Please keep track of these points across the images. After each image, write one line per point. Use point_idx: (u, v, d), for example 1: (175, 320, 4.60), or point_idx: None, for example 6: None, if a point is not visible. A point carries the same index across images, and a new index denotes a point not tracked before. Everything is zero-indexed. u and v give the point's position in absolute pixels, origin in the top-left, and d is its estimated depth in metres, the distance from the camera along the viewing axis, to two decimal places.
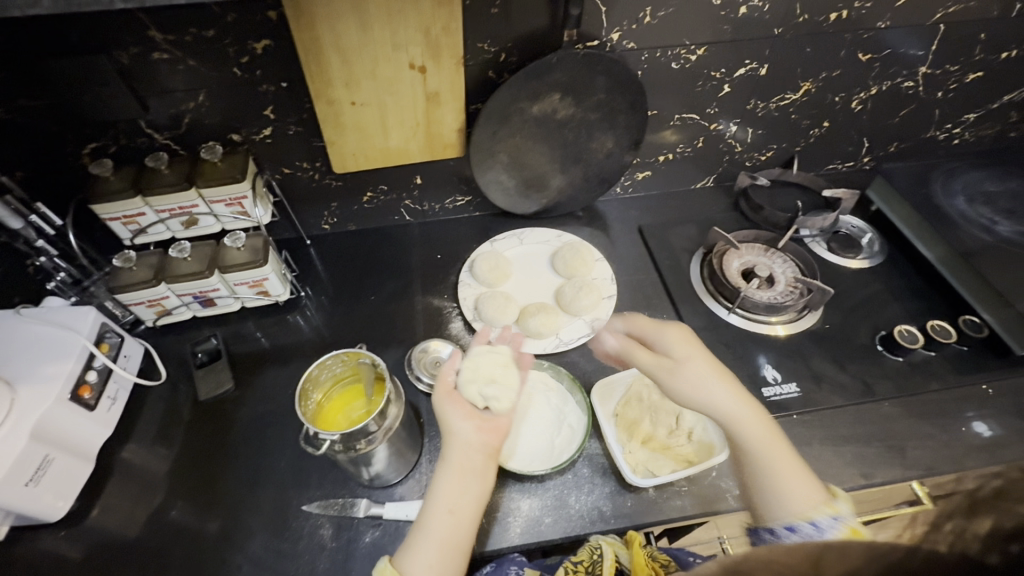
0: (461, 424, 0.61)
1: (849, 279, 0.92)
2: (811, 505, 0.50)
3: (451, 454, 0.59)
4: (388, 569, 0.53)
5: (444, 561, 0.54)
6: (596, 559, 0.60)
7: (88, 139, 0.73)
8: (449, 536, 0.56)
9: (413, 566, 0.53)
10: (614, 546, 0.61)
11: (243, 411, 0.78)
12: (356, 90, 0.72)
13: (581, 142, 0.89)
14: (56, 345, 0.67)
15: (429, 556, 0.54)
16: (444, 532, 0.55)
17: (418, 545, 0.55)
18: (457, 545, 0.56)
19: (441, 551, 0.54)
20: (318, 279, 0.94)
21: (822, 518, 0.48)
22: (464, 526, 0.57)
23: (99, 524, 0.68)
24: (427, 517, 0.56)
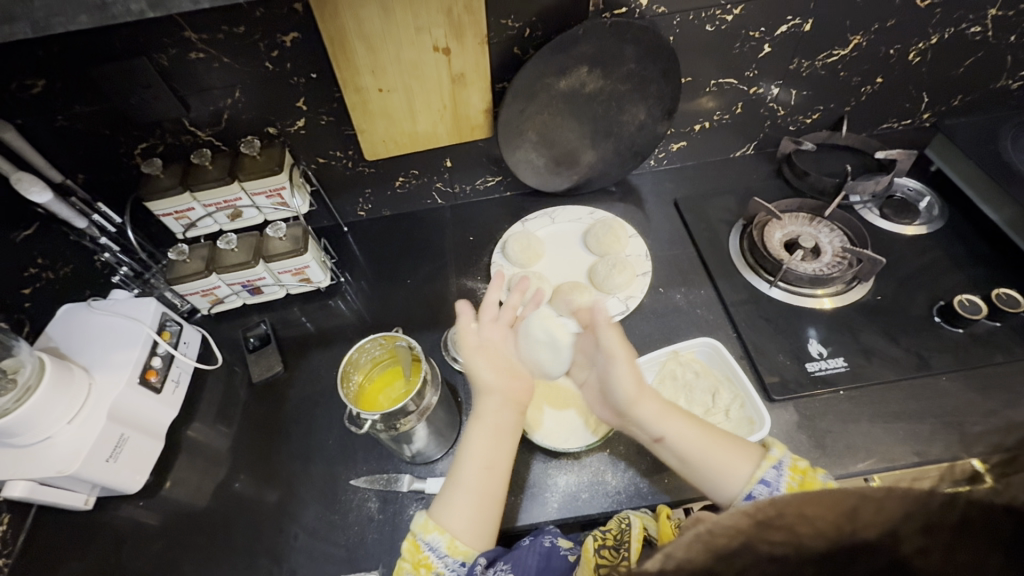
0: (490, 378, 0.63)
1: (903, 247, 0.86)
2: (754, 465, 0.56)
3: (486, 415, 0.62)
4: (429, 524, 0.56)
5: (479, 511, 0.57)
6: (624, 528, 0.58)
7: (138, 140, 0.77)
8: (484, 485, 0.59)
9: (456, 521, 0.56)
10: (642, 519, 0.60)
11: (293, 392, 0.82)
12: (382, 77, 0.73)
13: (612, 115, 0.86)
14: (124, 334, 0.73)
15: (466, 508, 0.57)
16: (481, 484, 0.58)
17: (459, 497, 0.57)
18: (491, 494, 0.59)
19: (477, 499, 0.58)
20: (356, 265, 0.97)
21: (766, 474, 0.55)
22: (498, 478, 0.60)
23: (172, 496, 0.74)
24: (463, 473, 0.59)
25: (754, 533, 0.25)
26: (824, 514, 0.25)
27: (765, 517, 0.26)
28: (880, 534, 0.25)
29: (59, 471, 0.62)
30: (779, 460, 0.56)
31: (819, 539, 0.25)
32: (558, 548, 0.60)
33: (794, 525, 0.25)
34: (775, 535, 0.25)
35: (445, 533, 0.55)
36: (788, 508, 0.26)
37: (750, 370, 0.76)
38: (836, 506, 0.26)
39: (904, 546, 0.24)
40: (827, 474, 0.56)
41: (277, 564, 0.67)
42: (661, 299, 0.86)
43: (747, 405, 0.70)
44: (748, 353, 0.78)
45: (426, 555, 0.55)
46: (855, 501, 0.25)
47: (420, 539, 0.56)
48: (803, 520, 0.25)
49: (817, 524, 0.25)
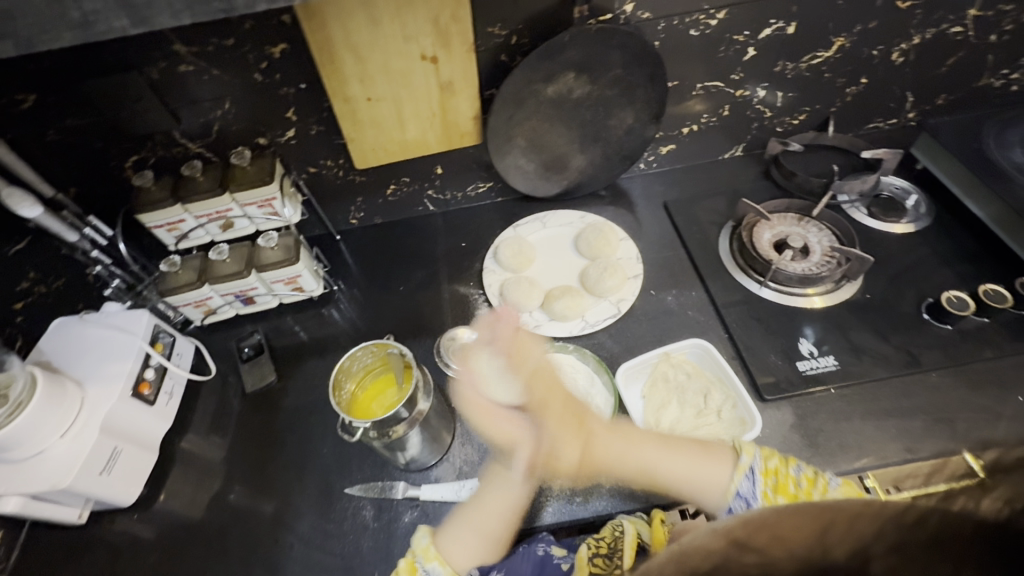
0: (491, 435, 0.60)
1: (892, 245, 0.87)
2: (727, 478, 0.57)
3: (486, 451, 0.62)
4: (429, 550, 0.57)
5: (482, 546, 0.58)
6: (617, 536, 0.60)
7: (130, 152, 0.78)
8: (489, 524, 0.59)
9: (457, 554, 0.57)
10: (635, 524, 0.61)
11: (287, 401, 0.82)
12: (371, 86, 0.74)
13: (600, 120, 0.87)
14: (116, 347, 0.73)
15: (470, 542, 0.58)
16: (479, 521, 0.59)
17: (459, 532, 0.58)
18: (495, 531, 0.59)
19: (481, 536, 0.58)
20: (349, 273, 0.97)
21: (739, 486, 0.56)
22: (502, 519, 0.60)
23: (167, 508, 0.74)
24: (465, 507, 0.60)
25: (730, 553, 0.24)
26: (796, 534, 0.23)
27: (740, 536, 0.24)
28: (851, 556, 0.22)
29: (53, 484, 0.62)
30: (750, 468, 0.57)
31: (792, 562, 0.23)
32: (552, 557, 0.60)
33: (768, 546, 0.23)
34: (749, 557, 0.23)
35: (444, 563, 0.56)
36: (763, 529, 0.24)
37: (742, 371, 0.77)
38: (810, 524, 0.23)
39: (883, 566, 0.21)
40: (798, 463, 0.58)
41: (272, 575, 0.67)
42: (653, 302, 0.86)
43: (739, 405, 0.70)
44: (739, 353, 0.78)
45: None
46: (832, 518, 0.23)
47: (418, 563, 0.57)
48: (778, 542, 0.23)
49: (789, 545, 0.23)
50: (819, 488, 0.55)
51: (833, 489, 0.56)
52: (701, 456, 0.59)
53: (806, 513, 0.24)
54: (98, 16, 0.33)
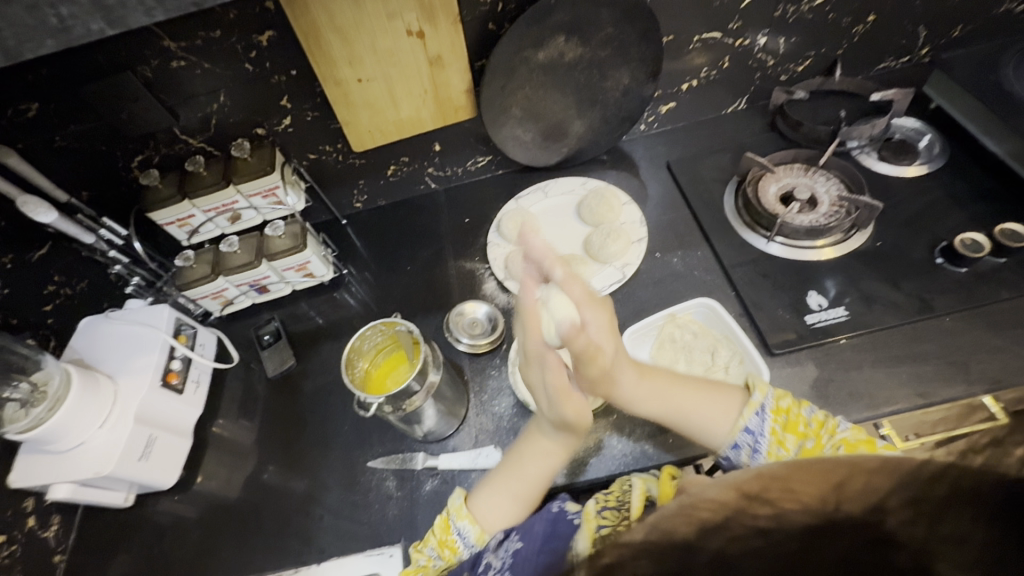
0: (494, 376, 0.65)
1: (904, 189, 0.85)
2: (735, 414, 0.60)
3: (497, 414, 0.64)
4: (462, 510, 0.62)
5: (512, 505, 0.61)
6: (625, 490, 0.61)
7: (134, 152, 0.80)
8: (521, 488, 0.62)
9: (489, 517, 0.61)
10: (644, 479, 0.62)
11: (307, 384, 0.86)
12: (360, 67, 0.74)
13: (595, 83, 0.85)
14: (141, 341, 0.76)
15: (504, 507, 0.61)
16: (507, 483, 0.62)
17: (493, 496, 0.62)
18: (531, 493, 0.62)
19: (514, 500, 0.61)
20: (357, 256, 0.99)
21: (749, 421, 0.59)
22: (535, 482, 0.62)
23: (205, 488, 0.79)
24: (499, 476, 0.63)
25: (738, 507, 0.21)
26: (810, 488, 0.21)
27: (752, 490, 0.21)
28: (863, 509, 0.20)
29: (96, 472, 0.67)
30: (761, 406, 0.59)
31: (809, 517, 0.21)
32: (565, 513, 0.59)
33: (777, 502, 0.21)
34: (760, 510, 0.21)
35: (475, 523, 0.61)
36: (773, 484, 0.21)
37: (750, 327, 0.77)
38: (824, 473, 0.21)
39: (894, 521, 0.20)
40: (811, 405, 0.60)
41: (306, 545, 0.72)
42: (659, 265, 0.86)
43: (747, 361, 0.71)
44: (747, 310, 0.78)
45: (453, 538, 0.60)
46: (850, 472, 0.21)
47: (451, 521, 0.61)
48: (787, 495, 0.21)
49: (802, 499, 0.21)
50: (827, 429, 0.57)
51: (841, 431, 0.56)
52: (710, 396, 0.62)
53: (822, 466, 0.21)
54: (77, 21, 0.34)
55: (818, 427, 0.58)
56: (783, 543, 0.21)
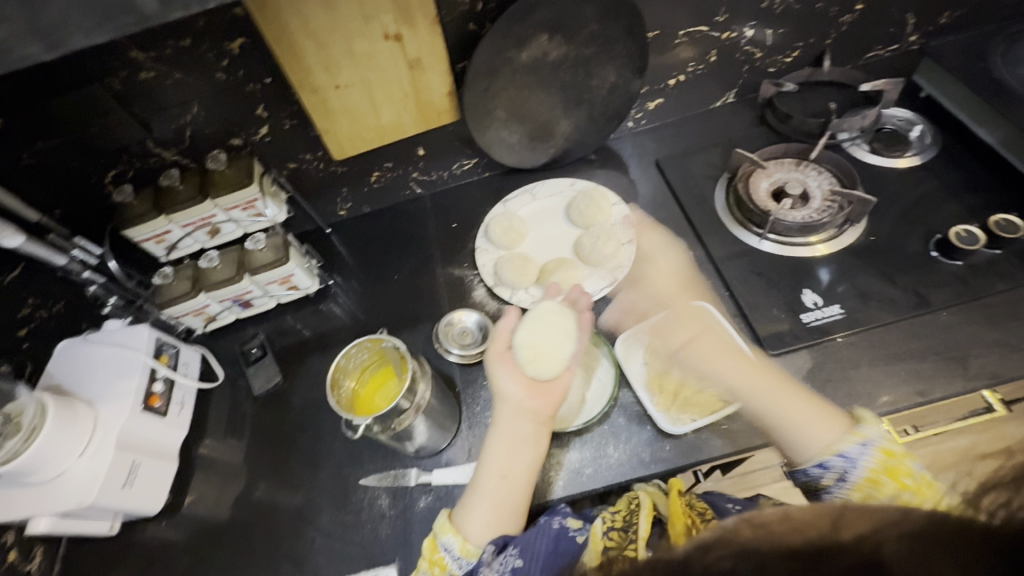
0: (510, 388, 0.63)
1: (896, 181, 0.83)
2: (836, 437, 0.57)
3: (502, 424, 0.62)
4: (446, 525, 0.59)
5: (499, 516, 0.58)
6: (632, 509, 0.58)
7: (106, 168, 0.77)
8: (503, 494, 0.59)
9: (471, 525, 0.58)
10: (652, 496, 0.60)
11: (296, 400, 0.84)
12: (337, 73, 0.72)
13: (581, 81, 0.83)
14: (121, 364, 0.73)
15: (486, 513, 0.58)
16: (499, 492, 0.59)
17: (474, 506, 0.59)
18: (512, 502, 0.59)
19: (496, 508, 0.59)
20: (343, 266, 0.97)
21: (846, 448, 0.56)
22: (518, 488, 0.60)
23: (194, 512, 0.77)
24: (480, 482, 0.60)
25: (741, 530, 0.29)
26: (811, 522, 0.28)
27: (756, 518, 0.29)
28: (856, 540, 0.27)
29: (78, 503, 0.64)
30: (867, 439, 0.56)
31: (803, 537, 0.28)
32: (565, 530, 0.58)
33: (774, 526, 0.28)
34: (755, 530, 0.29)
35: (458, 534, 0.57)
36: (777, 516, 0.29)
37: (745, 328, 0.76)
38: (827, 512, 0.28)
39: (886, 550, 0.26)
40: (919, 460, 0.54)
41: (299, 567, 0.70)
42: (651, 266, 0.85)
43: None
44: (741, 310, 0.77)
45: (440, 555, 0.57)
46: (851, 513, 0.28)
47: (437, 539, 0.58)
48: (787, 523, 0.28)
49: (804, 531, 0.28)
50: (910, 483, 0.52)
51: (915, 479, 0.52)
52: (812, 409, 0.60)
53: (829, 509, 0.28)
54: (14, 44, 0.32)
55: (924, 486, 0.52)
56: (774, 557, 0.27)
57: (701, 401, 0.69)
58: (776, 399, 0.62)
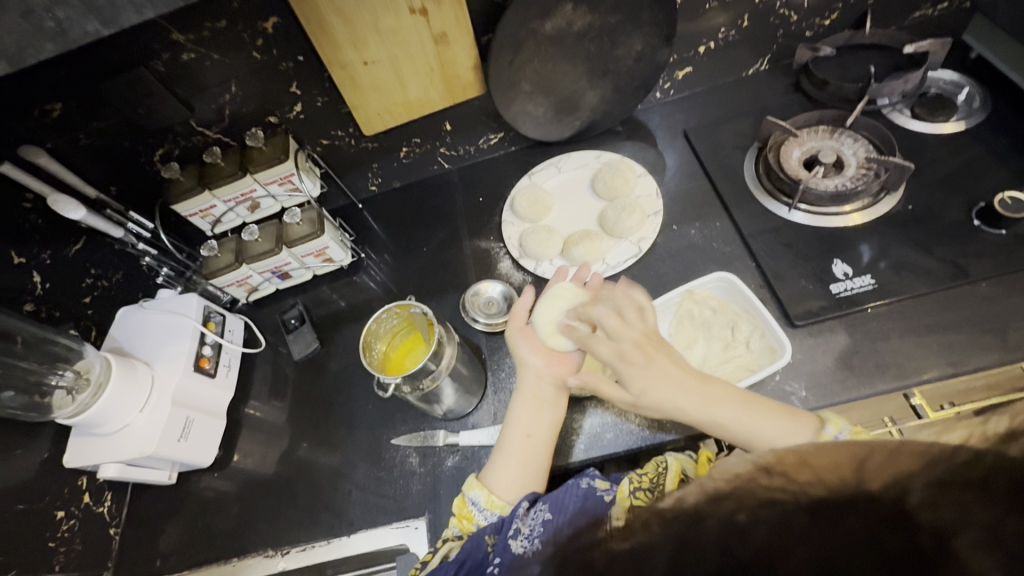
0: (530, 356, 0.66)
1: (939, 147, 0.80)
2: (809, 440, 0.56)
3: (525, 387, 0.65)
4: (475, 482, 0.62)
5: (525, 476, 0.61)
6: (660, 471, 0.60)
7: (155, 147, 0.82)
8: (526, 455, 0.62)
9: (497, 482, 0.61)
10: (679, 460, 0.62)
11: (332, 365, 0.88)
12: (364, 49, 0.75)
13: (607, 51, 0.82)
14: (173, 329, 0.79)
15: (510, 472, 0.61)
16: (522, 450, 0.62)
17: (500, 465, 0.62)
18: (535, 461, 0.62)
19: (519, 468, 0.61)
20: (375, 239, 1.00)
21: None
22: (540, 448, 0.62)
23: (241, 466, 0.83)
24: (505, 441, 0.63)
25: (753, 476, 0.22)
26: (829, 467, 0.21)
27: (765, 461, 0.22)
28: (883, 486, 0.20)
29: (139, 453, 0.71)
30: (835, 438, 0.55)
31: (819, 488, 0.20)
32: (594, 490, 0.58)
33: (789, 472, 0.21)
34: (770, 479, 0.22)
35: (485, 489, 0.61)
36: (792, 455, 0.22)
37: (772, 298, 0.75)
38: (844, 453, 0.21)
39: (916, 498, 0.19)
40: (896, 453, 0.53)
41: (337, 517, 0.75)
42: (676, 238, 0.85)
43: (768, 334, 0.69)
44: (768, 282, 0.76)
45: (469, 509, 0.61)
46: (873, 452, 0.21)
47: (466, 495, 0.62)
48: (805, 467, 0.21)
49: (820, 475, 0.21)
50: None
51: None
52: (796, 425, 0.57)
53: (847, 449, 0.21)
54: (73, 23, 0.35)
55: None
56: (794, 515, 0.20)
57: (726, 370, 0.69)
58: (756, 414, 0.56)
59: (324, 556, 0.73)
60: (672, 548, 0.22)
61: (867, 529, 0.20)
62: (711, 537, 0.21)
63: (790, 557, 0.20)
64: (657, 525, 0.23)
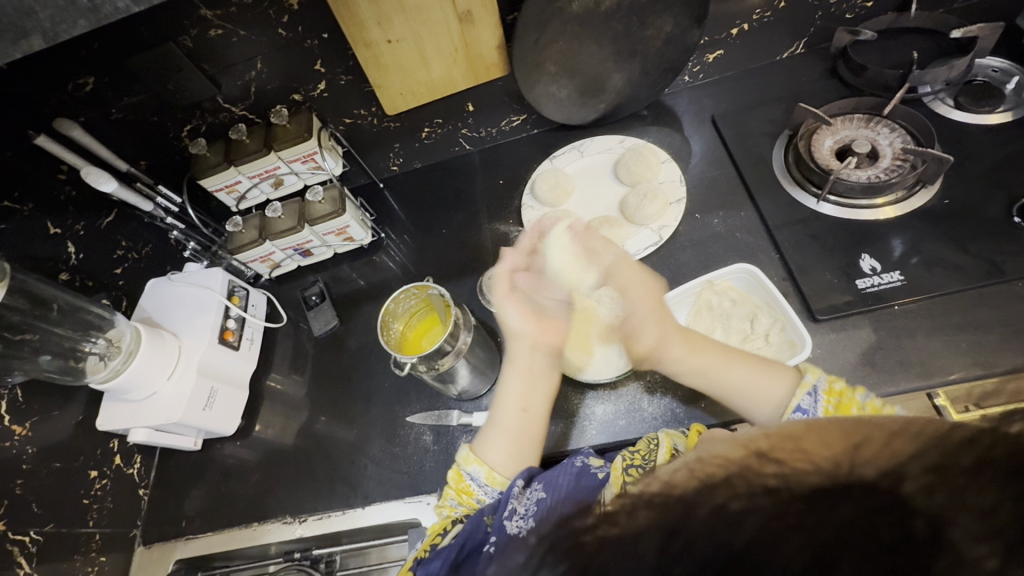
0: (520, 325, 0.68)
1: (982, 139, 0.76)
2: (788, 394, 0.56)
3: (519, 362, 0.67)
4: (470, 456, 0.62)
5: (518, 449, 0.62)
6: (652, 448, 0.59)
7: (183, 122, 0.84)
8: (520, 429, 0.63)
9: (492, 455, 0.61)
10: (671, 437, 0.61)
11: (350, 342, 0.90)
12: (388, 27, 0.75)
13: (635, 32, 0.80)
14: (199, 301, 0.82)
15: (503, 445, 0.61)
16: (515, 423, 0.63)
17: (494, 437, 0.62)
18: (527, 435, 0.63)
19: (512, 442, 0.62)
20: (395, 219, 1.01)
21: (801, 401, 0.54)
22: (534, 421, 0.64)
23: (262, 436, 0.86)
24: (501, 414, 0.64)
25: (745, 464, 0.19)
26: (823, 447, 0.17)
27: (761, 447, 0.19)
28: (882, 474, 0.17)
29: (167, 419, 0.74)
30: (814, 387, 0.54)
31: (815, 477, 0.17)
32: (589, 468, 0.56)
33: (785, 458, 0.18)
34: (766, 468, 0.18)
35: (484, 464, 0.60)
36: (785, 440, 0.19)
37: (795, 291, 0.73)
38: (839, 434, 0.18)
39: (915, 487, 0.16)
40: (868, 393, 0.53)
41: (353, 489, 0.78)
42: (698, 227, 0.83)
43: (788, 328, 0.68)
44: (791, 274, 0.75)
45: (467, 484, 0.60)
46: (868, 433, 0.17)
47: (462, 469, 0.61)
48: (799, 454, 0.18)
49: (813, 458, 0.17)
50: (888, 416, 0.50)
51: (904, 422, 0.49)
52: (763, 370, 0.59)
53: (835, 427, 0.18)
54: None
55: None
56: (791, 505, 0.17)
57: None
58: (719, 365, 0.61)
59: (340, 525, 0.76)
60: (661, 534, 0.19)
61: (857, 517, 0.17)
62: (705, 527, 0.18)
63: (781, 548, 0.17)
64: (647, 508, 0.20)
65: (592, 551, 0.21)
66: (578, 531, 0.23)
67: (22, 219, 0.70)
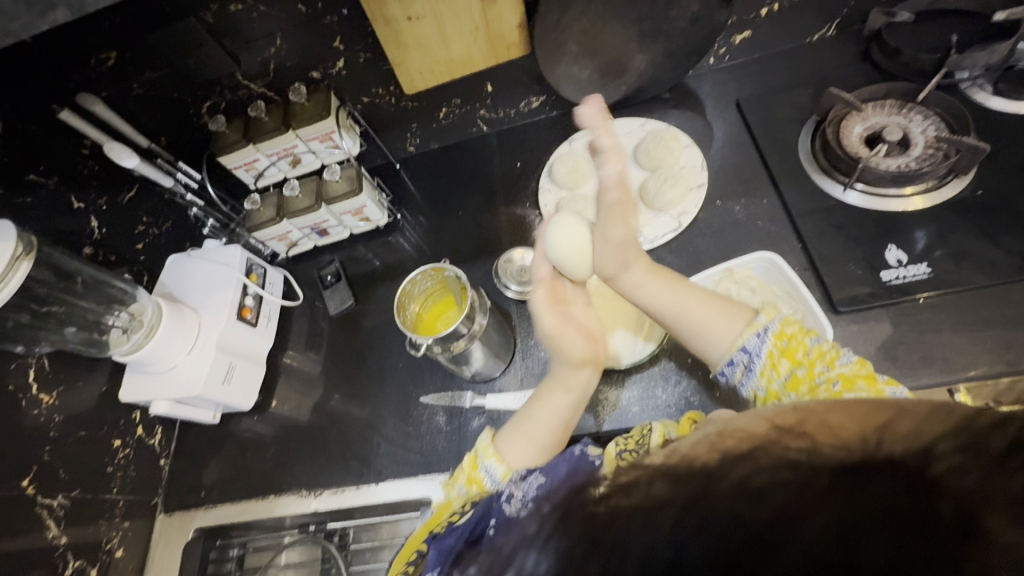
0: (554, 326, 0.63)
1: (1020, 128, 0.73)
2: (737, 333, 0.59)
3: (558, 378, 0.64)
4: (489, 450, 0.61)
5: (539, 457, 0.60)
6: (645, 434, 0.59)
7: (203, 99, 0.84)
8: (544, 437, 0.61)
9: (514, 455, 0.60)
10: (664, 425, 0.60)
11: (366, 322, 0.91)
12: (410, 4, 0.74)
13: (660, 11, 0.78)
14: (216, 279, 0.82)
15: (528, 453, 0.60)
16: (543, 432, 0.61)
17: (521, 439, 0.61)
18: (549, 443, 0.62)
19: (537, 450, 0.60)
20: (411, 200, 1.01)
21: (746, 342, 0.57)
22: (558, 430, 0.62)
23: (278, 411, 0.88)
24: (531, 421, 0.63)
25: (769, 437, 0.20)
26: (849, 426, 0.20)
27: (784, 423, 0.21)
28: (907, 452, 0.18)
29: (187, 392, 0.75)
30: (763, 327, 0.57)
31: (841, 451, 0.19)
32: (587, 455, 0.54)
33: (814, 433, 0.20)
34: (793, 441, 0.20)
35: (502, 462, 0.60)
36: (811, 419, 0.21)
37: (816, 281, 0.72)
38: (863, 419, 0.20)
39: (942, 467, 0.18)
40: (818, 336, 0.56)
41: (366, 466, 0.79)
42: (718, 214, 0.82)
43: (809, 319, 0.67)
44: (813, 264, 0.73)
45: (480, 475, 0.60)
46: (892, 416, 0.20)
47: (479, 460, 0.61)
48: (825, 430, 0.20)
49: (843, 437, 0.19)
50: (826, 359, 0.53)
51: (841, 363, 0.52)
52: (713, 307, 0.62)
53: (862, 411, 0.20)
54: None
55: (818, 358, 0.54)
56: (820, 477, 0.19)
57: None
58: (664, 294, 0.63)
59: (353, 500, 0.77)
60: (679, 507, 0.19)
61: (890, 493, 0.18)
62: (728, 494, 0.19)
63: (808, 523, 0.18)
64: (663, 479, 0.20)
65: (600, 523, 0.22)
66: (588, 502, 0.23)
67: (47, 192, 0.71)
